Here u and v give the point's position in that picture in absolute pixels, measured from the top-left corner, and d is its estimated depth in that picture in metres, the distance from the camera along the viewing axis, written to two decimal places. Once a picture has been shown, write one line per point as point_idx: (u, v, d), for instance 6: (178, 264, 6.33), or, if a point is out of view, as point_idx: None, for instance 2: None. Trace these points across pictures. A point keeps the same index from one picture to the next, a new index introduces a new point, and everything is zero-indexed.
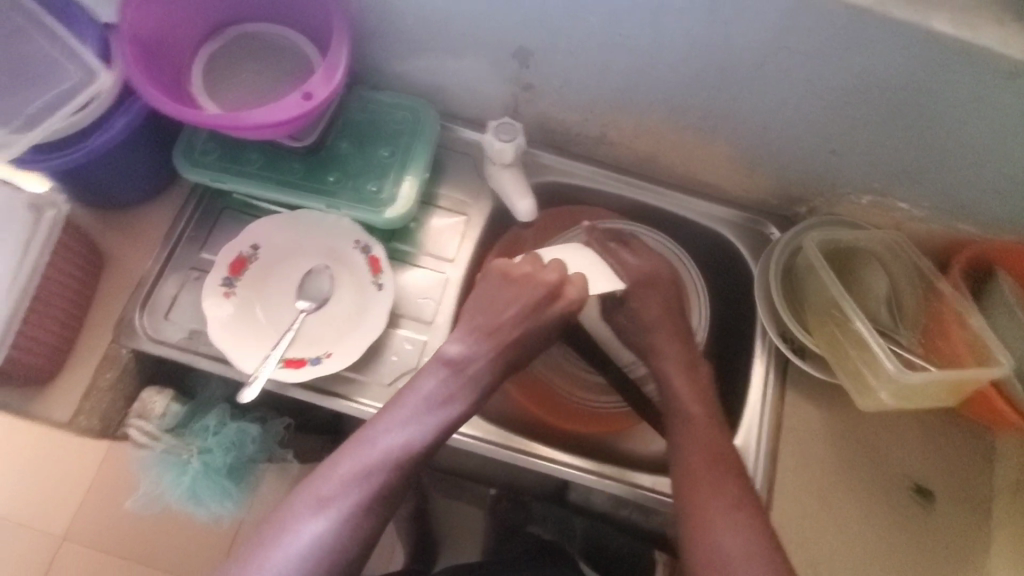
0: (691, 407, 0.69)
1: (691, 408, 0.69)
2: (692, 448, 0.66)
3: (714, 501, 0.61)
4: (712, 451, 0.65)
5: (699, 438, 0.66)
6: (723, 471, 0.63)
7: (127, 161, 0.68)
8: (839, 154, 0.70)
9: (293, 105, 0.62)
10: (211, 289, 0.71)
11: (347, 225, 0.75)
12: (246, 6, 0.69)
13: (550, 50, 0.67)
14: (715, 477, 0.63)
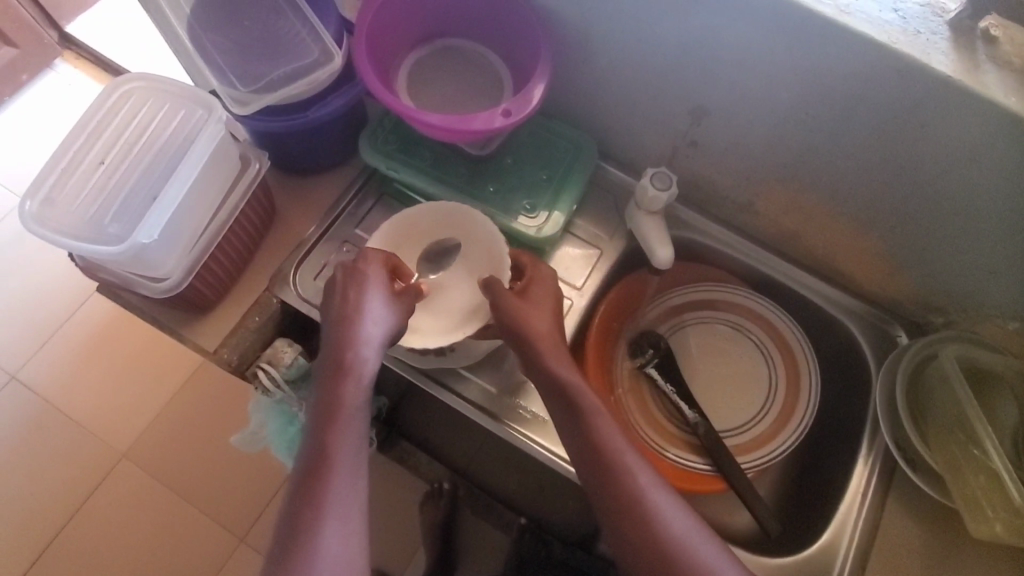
0: (618, 444, 0.60)
1: (608, 440, 0.60)
2: (620, 494, 0.57)
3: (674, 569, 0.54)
4: (668, 510, 0.57)
5: (628, 488, 0.57)
6: (683, 531, 0.56)
7: (325, 133, 0.75)
8: (997, 276, 0.70)
9: (491, 118, 0.67)
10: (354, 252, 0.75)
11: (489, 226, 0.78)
12: (460, 23, 0.76)
13: (730, 115, 0.71)
14: (671, 545, 0.55)
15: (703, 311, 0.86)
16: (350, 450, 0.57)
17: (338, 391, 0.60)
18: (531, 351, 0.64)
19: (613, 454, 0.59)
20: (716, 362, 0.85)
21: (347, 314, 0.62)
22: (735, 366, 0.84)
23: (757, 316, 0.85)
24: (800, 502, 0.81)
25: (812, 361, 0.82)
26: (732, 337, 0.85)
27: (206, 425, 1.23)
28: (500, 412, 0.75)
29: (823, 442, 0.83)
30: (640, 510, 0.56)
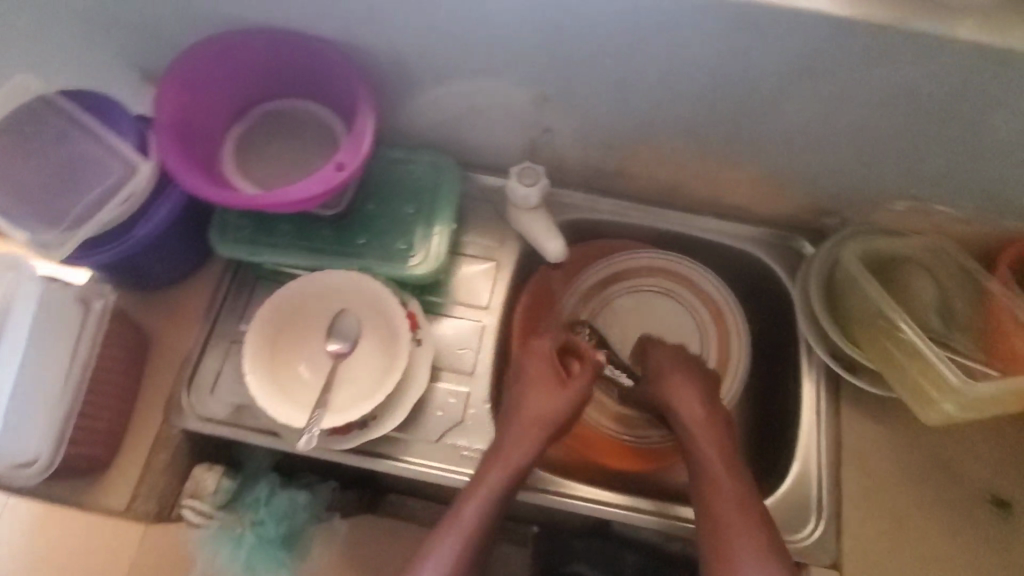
0: (723, 485, 0.65)
1: (719, 482, 0.65)
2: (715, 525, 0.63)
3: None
4: (745, 529, 0.61)
5: (732, 519, 0.62)
6: (742, 545, 0.61)
7: (169, 247, 0.70)
8: (868, 166, 0.70)
9: (325, 176, 0.63)
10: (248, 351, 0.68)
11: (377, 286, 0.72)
12: (269, 86, 0.72)
13: (566, 94, 0.69)
14: (737, 559, 0.60)
15: (616, 285, 0.85)
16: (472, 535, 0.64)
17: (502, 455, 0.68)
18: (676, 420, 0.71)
19: (702, 488, 0.66)
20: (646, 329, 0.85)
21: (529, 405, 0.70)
22: (664, 328, 0.84)
23: (666, 272, 0.84)
24: (763, 441, 0.81)
25: (731, 299, 0.82)
26: (654, 301, 0.85)
27: None
28: (445, 461, 0.72)
29: (767, 371, 0.84)
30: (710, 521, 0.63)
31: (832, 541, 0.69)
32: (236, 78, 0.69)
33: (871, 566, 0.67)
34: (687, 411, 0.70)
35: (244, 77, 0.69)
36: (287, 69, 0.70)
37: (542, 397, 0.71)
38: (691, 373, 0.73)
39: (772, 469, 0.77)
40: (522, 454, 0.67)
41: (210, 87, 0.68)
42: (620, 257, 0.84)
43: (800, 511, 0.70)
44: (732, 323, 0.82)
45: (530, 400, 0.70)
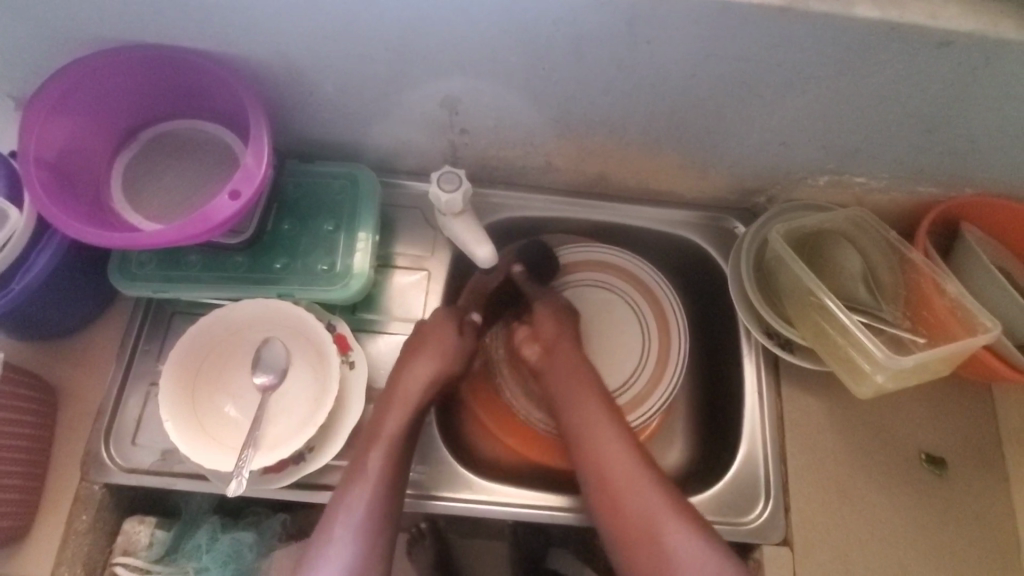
0: (598, 428, 0.67)
1: (596, 428, 0.67)
2: (602, 469, 0.64)
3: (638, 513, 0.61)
4: (630, 462, 0.64)
5: (613, 459, 0.64)
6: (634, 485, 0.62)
7: (59, 293, 0.64)
8: (788, 144, 0.70)
9: (221, 205, 0.58)
10: (165, 395, 0.65)
11: (300, 313, 0.69)
12: (156, 108, 0.66)
13: (477, 94, 0.66)
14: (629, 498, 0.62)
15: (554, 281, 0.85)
16: (369, 519, 0.60)
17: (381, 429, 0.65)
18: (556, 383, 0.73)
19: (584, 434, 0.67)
20: (587, 324, 0.84)
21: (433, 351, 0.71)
22: (607, 323, 0.84)
23: (601, 263, 0.84)
24: (711, 427, 0.81)
25: (666, 286, 0.83)
26: (595, 297, 0.84)
27: None
28: None
29: (713, 353, 0.83)
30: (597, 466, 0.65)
31: (782, 519, 0.69)
32: (114, 103, 0.63)
33: (819, 537, 0.68)
34: (564, 374, 0.73)
35: (123, 100, 0.64)
36: (171, 88, 0.64)
37: (424, 354, 0.70)
38: (562, 334, 0.76)
39: (717, 451, 0.78)
40: (394, 423, 0.66)
41: (84, 115, 0.62)
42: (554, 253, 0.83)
43: (749, 492, 0.71)
44: (671, 310, 0.82)
45: (411, 377, 0.69)
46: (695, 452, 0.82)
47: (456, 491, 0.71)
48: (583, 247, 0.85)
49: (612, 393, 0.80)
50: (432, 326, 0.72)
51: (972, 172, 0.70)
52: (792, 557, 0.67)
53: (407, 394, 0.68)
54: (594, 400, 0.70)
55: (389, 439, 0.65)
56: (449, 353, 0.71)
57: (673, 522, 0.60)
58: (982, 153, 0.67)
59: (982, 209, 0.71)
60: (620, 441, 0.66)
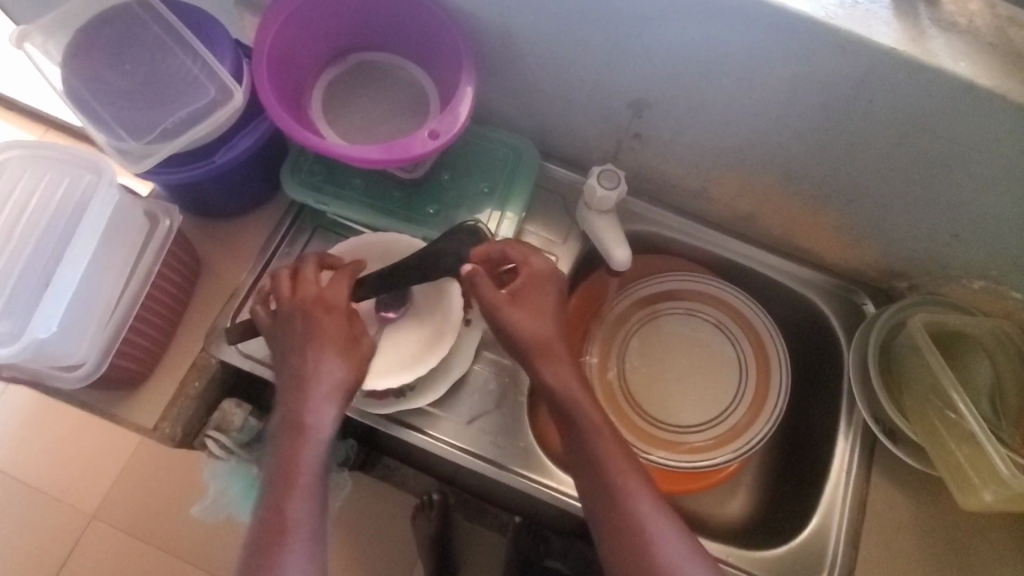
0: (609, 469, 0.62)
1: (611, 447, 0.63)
2: (608, 500, 0.61)
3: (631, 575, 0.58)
4: (654, 519, 0.60)
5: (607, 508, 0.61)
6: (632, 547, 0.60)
7: (239, 178, 0.69)
8: (959, 239, 0.68)
9: (418, 141, 0.61)
10: None
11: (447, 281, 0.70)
12: (369, 36, 0.70)
13: (668, 105, 0.67)
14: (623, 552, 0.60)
15: (659, 304, 0.84)
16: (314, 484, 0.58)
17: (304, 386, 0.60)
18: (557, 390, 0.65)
19: (589, 467, 0.63)
20: (686, 352, 0.83)
21: (297, 314, 0.62)
22: (706, 357, 0.83)
23: (712, 299, 0.83)
24: (786, 489, 0.80)
25: (774, 334, 0.81)
26: (699, 327, 0.84)
27: (111, 495, 0.98)
28: (472, 443, 0.71)
29: (803, 417, 0.82)
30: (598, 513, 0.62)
31: None
32: (340, 22, 0.67)
33: None
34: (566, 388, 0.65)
35: (348, 22, 0.68)
36: (392, 22, 0.68)
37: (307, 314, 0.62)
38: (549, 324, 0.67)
39: (786, 516, 0.77)
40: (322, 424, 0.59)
41: (314, 26, 0.66)
42: (670, 276, 0.84)
43: (812, 565, 0.70)
44: (775, 363, 0.81)
45: (323, 375, 0.60)
46: (758, 509, 0.81)
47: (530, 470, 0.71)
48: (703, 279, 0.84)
49: (696, 426, 0.79)
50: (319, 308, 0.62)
51: None
52: None
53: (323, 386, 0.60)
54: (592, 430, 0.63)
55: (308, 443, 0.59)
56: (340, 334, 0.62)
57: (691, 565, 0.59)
58: None
59: None
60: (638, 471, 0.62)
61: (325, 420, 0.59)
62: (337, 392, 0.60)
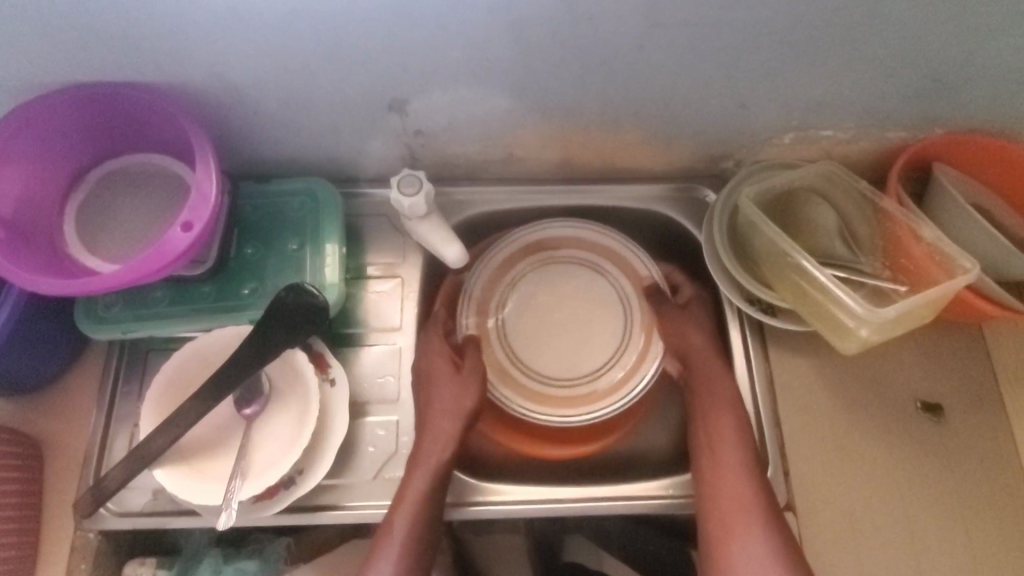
0: (732, 436, 0.67)
1: (717, 429, 0.68)
2: (716, 498, 0.64)
3: (737, 528, 0.62)
4: (743, 495, 0.63)
5: (731, 468, 0.65)
6: (747, 507, 0.62)
7: (30, 343, 0.65)
8: (747, 106, 0.68)
9: (174, 239, 0.57)
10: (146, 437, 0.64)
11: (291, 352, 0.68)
12: (98, 146, 0.65)
13: (425, 94, 0.64)
14: (743, 509, 0.62)
15: (536, 257, 0.81)
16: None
17: (409, 476, 0.66)
18: (694, 368, 0.73)
19: (711, 429, 0.68)
20: (568, 309, 0.80)
21: (428, 377, 0.72)
22: (588, 307, 0.80)
23: (592, 243, 0.81)
24: None
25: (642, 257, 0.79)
26: (579, 277, 0.80)
27: None
28: (385, 495, 0.68)
29: None
30: (723, 480, 0.65)
31: (783, 483, 0.69)
32: (55, 147, 0.62)
33: (822, 497, 0.68)
34: (710, 365, 0.72)
35: (64, 143, 0.62)
36: (110, 123, 0.63)
37: (443, 390, 0.71)
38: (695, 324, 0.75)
39: None
40: (421, 483, 0.65)
41: (30, 162, 0.61)
42: (540, 234, 0.81)
43: None
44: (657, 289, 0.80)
45: (415, 474, 0.65)
46: None
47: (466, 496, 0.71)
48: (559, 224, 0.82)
49: (591, 374, 0.76)
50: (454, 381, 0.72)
51: (938, 110, 0.68)
52: (797, 520, 0.67)
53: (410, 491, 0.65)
54: (722, 400, 0.69)
55: (432, 502, 0.65)
56: (462, 404, 0.70)
57: (752, 534, 0.61)
58: (945, 91, 0.66)
59: (955, 147, 0.69)
60: (737, 444, 0.66)
61: (398, 524, 0.63)
62: (440, 474, 0.66)
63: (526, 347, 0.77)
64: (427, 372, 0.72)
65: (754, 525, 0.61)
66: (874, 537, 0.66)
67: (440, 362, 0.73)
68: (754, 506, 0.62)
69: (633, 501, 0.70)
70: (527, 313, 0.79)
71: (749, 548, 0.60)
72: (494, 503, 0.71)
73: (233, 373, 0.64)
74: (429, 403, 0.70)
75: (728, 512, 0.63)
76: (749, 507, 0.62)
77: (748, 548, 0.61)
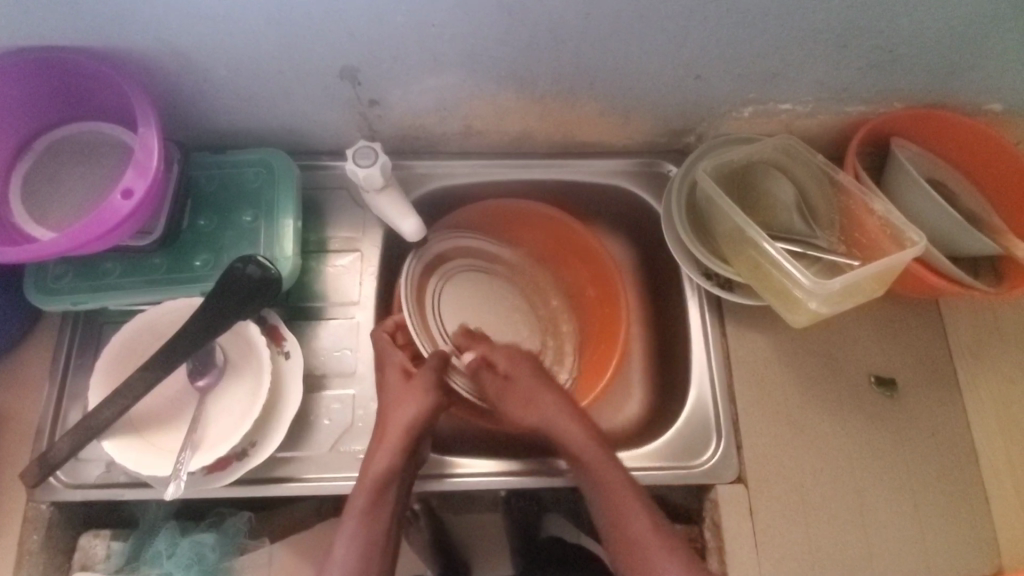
0: (620, 481, 0.66)
1: (594, 466, 0.67)
2: (620, 542, 0.64)
3: (656, 571, 0.62)
4: (641, 525, 0.64)
5: (624, 501, 0.65)
6: (652, 541, 0.63)
7: None
8: (704, 77, 0.67)
9: (113, 207, 0.56)
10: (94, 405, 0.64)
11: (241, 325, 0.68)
12: (43, 113, 0.64)
13: (374, 63, 0.63)
14: (656, 557, 0.63)
15: (433, 271, 0.82)
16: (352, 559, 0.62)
17: (371, 458, 0.64)
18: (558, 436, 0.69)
19: (595, 473, 0.67)
20: (479, 302, 0.85)
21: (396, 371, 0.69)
22: (494, 299, 0.86)
23: (466, 251, 0.85)
24: (663, 379, 0.82)
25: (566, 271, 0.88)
26: (484, 285, 0.86)
27: None
28: (339, 469, 0.68)
29: (658, 295, 0.84)
30: (628, 525, 0.64)
31: (734, 456, 0.70)
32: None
33: (773, 470, 0.68)
34: (570, 430, 0.69)
35: (6, 110, 0.61)
36: (54, 90, 0.62)
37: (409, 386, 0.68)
38: (547, 381, 0.73)
39: (670, 399, 0.79)
40: (381, 466, 0.63)
41: None
42: (435, 245, 0.81)
43: (702, 432, 0.72)
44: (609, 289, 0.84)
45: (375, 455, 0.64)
46: (650, 404, 0.82)
47: (423, 469, 0.71)
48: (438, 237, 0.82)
49: None
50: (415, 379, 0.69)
51: (895, 84, 0.68)
52: (748, 492, 0.67)
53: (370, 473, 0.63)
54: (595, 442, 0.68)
55: (385, 514, 0.64)
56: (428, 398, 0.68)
57: (663, 562, 0.62)
58: (901, 64, 0.66)
59: (912, 122, 0.69)
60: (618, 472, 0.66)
61: (355, 503, 0.63)
62: (401, 457, 0.64)
63: (454, 337, 0.81)
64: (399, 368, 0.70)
65: (666, 565, 0.62)
66: (823, 509, 0.67)
67: (392, 377, 0.69)
68: (661, 545, 0.63)
69: None
70: (448, 313, 0.83)
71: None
72: (447, 475, 0.71)
73: (186, 346, 0.64)
74: (392, 399, 0.68)
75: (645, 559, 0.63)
76: (659, 553, 0.63)
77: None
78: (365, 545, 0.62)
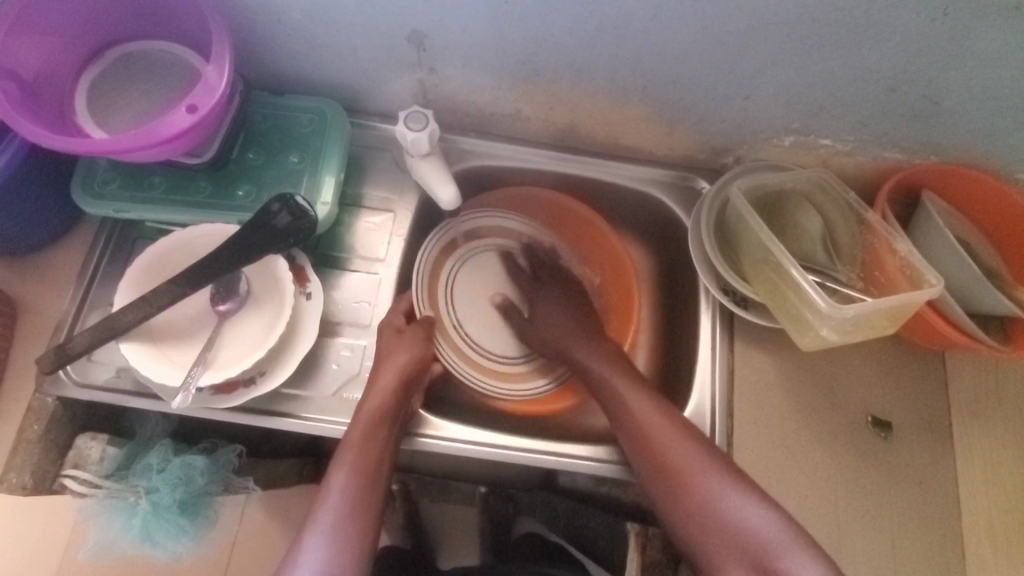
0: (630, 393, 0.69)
1: (647, 418, 0.66)
2: (687, 487, 0.60)
3: (708, 511, 0.59)
4: (697, 464, 0.61)
5: (676, 444, 0.63)
6: (712, 481, 0.60)
7: (25, 206, 0.66)
8: (753, 99, 0.70)
9: (176, 119, 0.59)
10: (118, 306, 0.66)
11: (272, 258, 0.70)
12: (123, 24, 0.67)
13: (443, 32, 0.66)
14: (697, 481, 0.60)
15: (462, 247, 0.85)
16: (351, 489, 0.61)
17: (365, 398, 0.66)
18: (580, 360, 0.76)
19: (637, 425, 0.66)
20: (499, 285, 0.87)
21: (390, 329, 0.72)
22: (516, 282, 0.87)
23: (501, 232, 0.87)
24: (664, 383, 0.84)
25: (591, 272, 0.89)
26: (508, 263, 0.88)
27: None
28: (340, 414, 0.70)
29: (673, 304, 0.86)
30: (654, 430, 0.65)
31: None
32: (81, 17, 0.63)
33: (762, 488, 0.69)
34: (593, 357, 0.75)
35: (90, 16, 0.64)
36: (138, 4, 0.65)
37: (404, 340, 0.71)
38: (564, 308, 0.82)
39: (668, 403, 0.81)
40: (380, 401, 0.66)
41: (52, 26, 0.62)
42: (465, 223, 0.84)
43: None
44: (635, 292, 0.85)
45: (374, 391, 0.66)
46: None
47: (423, 431, 0.72)
48: (476, 215, 0.85)
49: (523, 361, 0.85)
50: (404, 338, 0.71)
51: (932, 138, 0.71)
52: None
53: (370, 408, 0.65)
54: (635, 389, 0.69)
55: (378, 447, 0.64)
56: (417, 353, 0.71)
57: (733, 502, 0.58)
58: (943, 118, 0.68)
59: (944, 177, 0.72)
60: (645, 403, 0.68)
61: (353, 437, 0.64)
62: (395, 397, 0.67)
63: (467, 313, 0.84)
64: (393, 329, 0.72)
65: (701, 462, 0.62)
66: (803, 536, 0.68)
67: (386, 332, 0.72)
68: (706, 468, 0.61)
69: (579, 458, 0.73)
70: (466, 290, 0.85)
71: (740, 519, 0.58)
72: (444, 439, 0.72)
73: (213, 268, 0.66)
74: (388, 354, 0.70)
75: (674, 460, 0.63)
76: (693, 462, 0.62)
77: (733, 520, 0.58)
78: (357, 473, 0.62)
